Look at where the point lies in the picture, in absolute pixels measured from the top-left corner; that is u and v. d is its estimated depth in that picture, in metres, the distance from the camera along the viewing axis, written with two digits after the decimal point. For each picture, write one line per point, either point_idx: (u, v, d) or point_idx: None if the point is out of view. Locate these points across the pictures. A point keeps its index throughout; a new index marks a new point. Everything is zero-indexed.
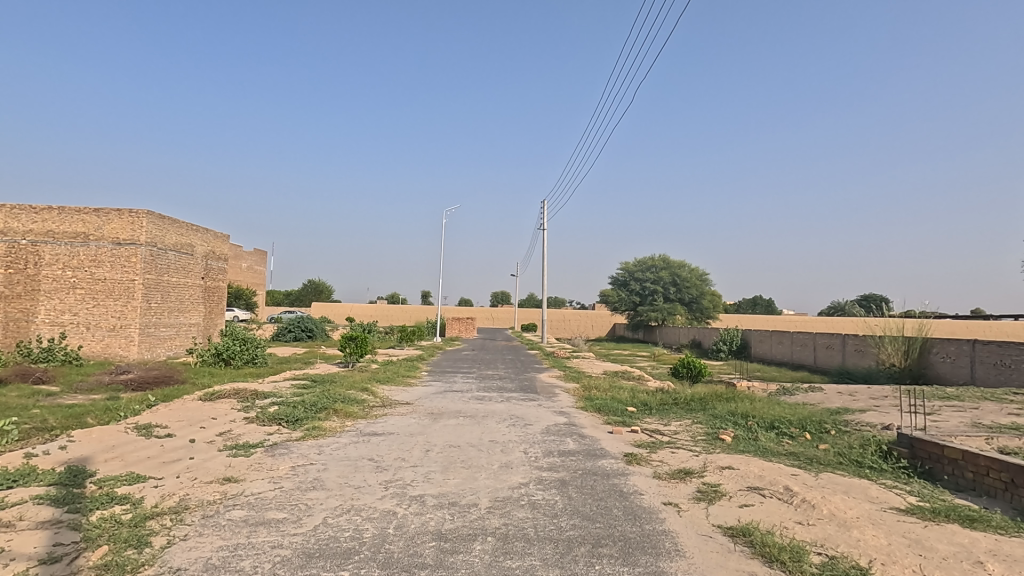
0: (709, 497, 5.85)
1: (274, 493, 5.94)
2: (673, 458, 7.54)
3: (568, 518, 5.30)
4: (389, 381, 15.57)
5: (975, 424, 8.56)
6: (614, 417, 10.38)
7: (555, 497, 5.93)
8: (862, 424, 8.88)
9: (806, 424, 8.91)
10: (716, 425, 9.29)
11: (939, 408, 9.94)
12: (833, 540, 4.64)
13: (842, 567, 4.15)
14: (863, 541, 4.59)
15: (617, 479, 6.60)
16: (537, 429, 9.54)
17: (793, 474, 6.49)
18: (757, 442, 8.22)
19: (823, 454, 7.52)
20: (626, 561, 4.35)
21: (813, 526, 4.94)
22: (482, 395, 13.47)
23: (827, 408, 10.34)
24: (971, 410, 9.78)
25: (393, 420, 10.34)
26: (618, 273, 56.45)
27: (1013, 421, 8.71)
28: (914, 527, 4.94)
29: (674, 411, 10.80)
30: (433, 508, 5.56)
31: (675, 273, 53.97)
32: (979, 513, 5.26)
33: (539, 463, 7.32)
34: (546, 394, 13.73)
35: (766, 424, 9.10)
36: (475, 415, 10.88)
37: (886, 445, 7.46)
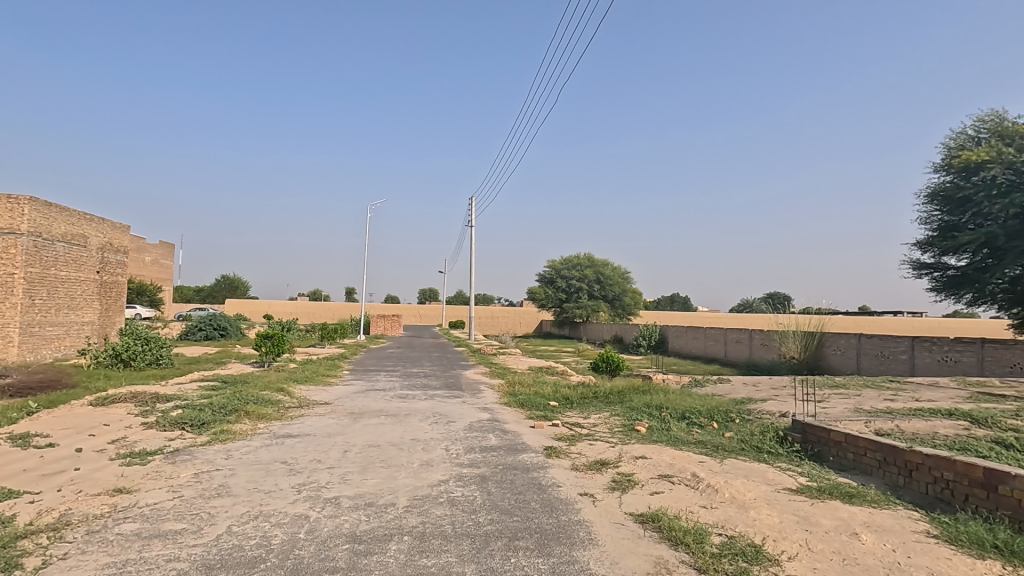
0: (623, 486, 6.09)
1: (172, 503, 5.53)
2: (591, 449, 7.79)
3: (487, 513, 5.33)
4: (309, 381, 15.00)
5: (857, 409, 9.48)
6: (537, 412, 10.57)
7: (474, 493, 5.93)
8: (763, 412, 9.59)
9: (715, 413, 9.48)
10: (632, 417, 9.69)
11: (828, 396, 10.91)
12: (733, 521, 4.97)
13: (739, 545, 4.45)
14: (758, 520, 4.96)
15: (536, 472, 6.72)
16: (461, 426, 9.52)
17: (701, 461, 6.90)
18: (670, 432, 8.64)
19: (727, 441, 8.04)
20: (542, 552, 4.44)
21: (716, 509, 5.27)
22: (406, 393, 13.30)
23: (733, 398, 11.07)
24: (855, 396, 10.79)
25: (311, 421, 9.95)
26: (545, 271, 57.49)
27: (888, 406, 9.72)
28: (802, 505, 5.39)
29: (595, 404, 11.15)
30: (348, 510, 5.40)
31: (600, 271, 55.59)
32: (857, 490, 5.82)
33: (461, 460, 7.29)
34: (471, 391, 13.76)
35: (679, 415, 9.60)
36: (399, 413, 10.71)
37: (782, 431, 8.09)
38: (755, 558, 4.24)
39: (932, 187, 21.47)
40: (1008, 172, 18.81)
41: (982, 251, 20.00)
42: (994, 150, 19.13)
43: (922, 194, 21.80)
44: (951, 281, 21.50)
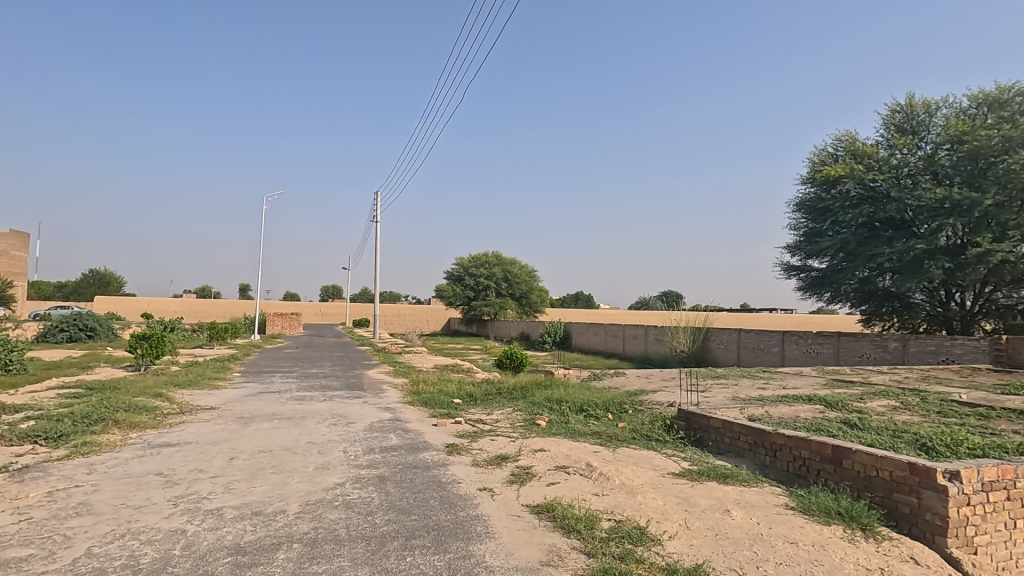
0: (521, 479, 6.23)
1: (16, 526, 4.86)
2: (492, 445, 7.88)
3: (384, 514, 5.23)
4: (193, 384, 13.83)
5: (734, 397, 10.40)
6: (440, 410, 10.53)
7: (372, 494, 5.80)
8: (653, 403, 10.22)
9: (610, 405, 9.97)
10: (534, 412, 9.93)
11: (710, 385, 11.86)
12: (622, 506, 5.27)
13: (626, 529, 4.73)
14: (644, 504, 5.30)
15: (437, 470, 6.70)
16: (360, 427, 9.24)
17: (596, 451, 7.24)
18: (568, 425, 8.97)
19: (620, 431, 8.49)
20: (438, 549, 4.44)
21: (606, 496, 5.56)
22: (303, 395, 12.68)
23: (627, 390, 11.69)
24: (733, 386, 11.83)
25: (193, 428, 9.19)
26: (453, 269, 57.25)
27: (760, 393, 10.75)
28: (684, 487, 5.83)
29: (498, 400, 11.30)
30: (232, 521, 5.06)
31: (508, 270, 56.25)
32: (730, 471, 6.40)
33: (359, 461, 7.08)
34: (373, 390, 13.41)
35: (577, 408, 9.98)
36: (294, 416, 10.19)
37: (669, 420, 8.69)
38: (639, 539, 4.53)
39: (800, 197, 23.97)
40: (859, 187, 21.46)
41: (838, 255, 22.66)
42: (847, 167, 21.73)
43: (792, 203, 24.29)
44: (814, 281, 24.16)
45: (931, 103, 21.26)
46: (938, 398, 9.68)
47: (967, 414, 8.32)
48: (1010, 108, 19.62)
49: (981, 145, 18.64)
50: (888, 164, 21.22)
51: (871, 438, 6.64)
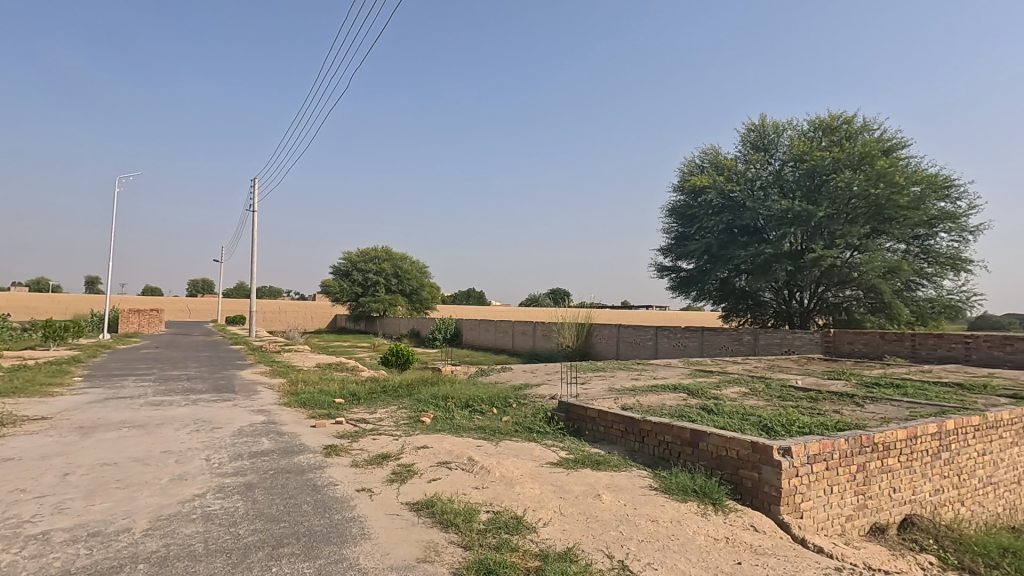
0: (402, 477, 6.13)
1: None
2: (373, 444, 7.67)
3: (250, 523, 4.87)
4: (18, 392, 11.88)
5: (611, 388, 11.05)
6: (319, 410, 10.04)
7: (237, 503, 5.38)
8: (536, 396, 10.55)
9: (495, 400, 10.13)
10: (418, 409, 9.81)
11: (590, 378, 12.51)
12: (500, 497, 5.37)
13: (504, 519, 4.83)
14: (522, 493, 5.45)
15: (312, 473, 6.37)
16: (228, 432, 8.52)
17: (478, 445, 7.32)
18: (452, 420, 8.97)
19: (504, 425, 8.66)
20: (309, 555, 4.23)
21: (486, 488, 5.64)
22: (161, 399, 11.43)
23: (512, 384, 11.96)
24: (610, 377, 12.59)
25: (16, 442, 7.89)
26: (340, 263, 54.76)
27: (633, 384, 11.53)
28: (560, 475, 6.10)
29: (382, 398, 11.02)
30: (62, 545, 4.42)
31: (398, 265, 54.88)
32: (604, 457, 6.79)
33: (224, 469, 6.53)
34: (245, 392, 12.45)
35: (463, 404, 10.02)
36: (148, 423, 9.15)
37: (550, 412, 9.02)
38: (516, 529, 4.65)
39: (672, 204, 26.04)
40: (721, 196, 23.81)
41: (703, 257, 24.93)
42: (711, 178, 24.05)
43: (665, 208, 26.31)
44: (683, 281, 26.36)
45: (779, 125, 24.12)
46: (779, 384, 11.03)
47: (801, 397, 9.58)
48: (839, 134, 22.83)
49: (817, 164, 21.51)
50: (745, 177, 23.75)
51: (724, 421, 7.40)
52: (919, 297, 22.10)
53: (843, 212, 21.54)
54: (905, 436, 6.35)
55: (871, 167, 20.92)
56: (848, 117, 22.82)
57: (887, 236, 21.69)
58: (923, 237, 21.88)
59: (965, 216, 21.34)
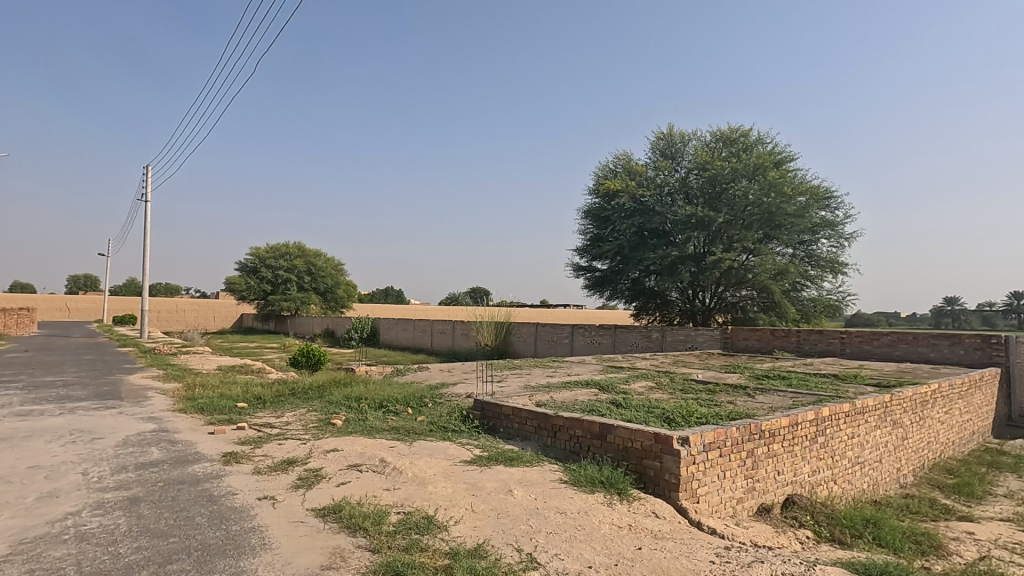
0: (309, 482, 5.87)
1: None
2: (279, 450, 7.30)
3: (133, 541, 4.47)
4: None
5: (526, 385, 11.24)
6: (219, 416, 9.39)
7: (119, 520, 4.91)
8: (452, 395, 10.51)
9: (410, 400, 9.98)
10: (329, 411, 9.46)
11: (506, 375, 12.65)
12: (412, 498, 5.30)
13: (415, 520, 4.77)
14: (434, 493, 5.41)
15: (208, 483, 5.95)
16: (111, 443, 7.76)
17: (391, 446, 7.18)
18: (365, 422, 8.73)
19: (418, 425, 8.56)
20: (201, 571, 3.94)
21: (398, 490, 5.54)
22: (29, 409, 10.16)
23: (429, 384, 11.83)
24: (526, 375, 12.79)
25: None
26: (247, 259, 51.46)
27: (548, 381, 11.79)
28: (473, 473, 6.13)
29: (290, 401, 10.50)
30: None
31: (311, 262, 52.46)
32: (517, 454, 6.90)
33: (105, 484, 5.94)
34: (133, 399, 11.37)
35: (377, 404, 9.78)
36: (13, 436, 8.11)
37: (466, 411, 9.03)
38: (427, 529, 4.60)
39: (587, 206, 26.91)
40: (632, 200, 24.94)
41: (616, 258, 26.00)
42: (624, 182, 25.14)
43: (580, 210, 27.13)
44: (597, 280, 27.29)
45: (685, 135, 25.63)
46: (682, 378, 11.72)
47: (701, 390, 10.25)
48: (737, 145, 24.64)
49: (717, 173, 23.11)
50: (654, 183, 25.03)
51: (631, 414, 7.76)
52: (804, 297, 24.32)
53: (740, 218, 23.29)
54: (787, 423, 6.98)
55: (765, 178, 22.77)
56: (745, 130, 24.68)
57: (778, 241, 23.69)
58: (807, 243, 24.11)
59: (842, 224, 23.78)
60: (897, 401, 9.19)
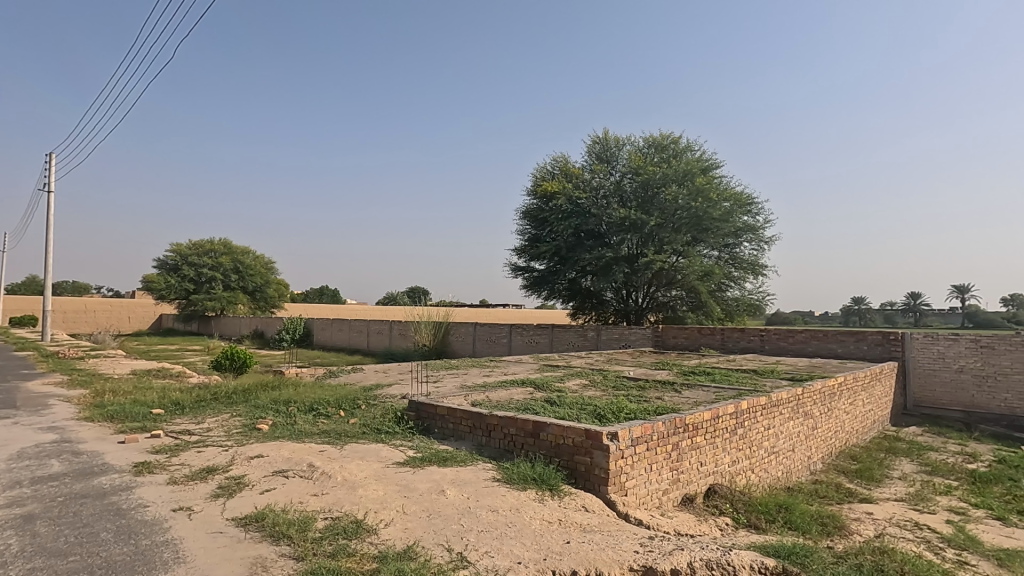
0: (229, 490, 5.59)
1: None
2: (198, 457, 6.91)
3: (25, 562, 4.09)
4: None
5: (463, 385, 11.21)
6: (131, 424, 8.75)
7: (10, 540, 4.49)
8: (387, 396, 10.32)
9: (342, 402, 9.72)
10: (255, 415, 9.04)
11: (443, 375, 12.56)
12: (340, 503, 5.16)
13: (342, 525, 4.65)
14: (364, 496, 5.29)
15: (117, 495, 5.55)
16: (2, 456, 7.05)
17: (321, 450, 6.96)
18: (293, 426, 8.41)
19: (350, 427, 8.35)
20: None
21: (326, 494, 5.38)
22: None
23: (362, 385, 11.56)
24: (463, 375, 12.76)
25: None
26: (167, 256, 48.27)
27: (484, 380, 11.82)
28: (406, 474, 6.04)
29: (212, 406, 9.95)
30: None
31: (238, 260, 49.87)
32: (451, 454, 6.88)
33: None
34: (31, 407, 10.40)
35: (307, 408, 9.45)
36: None
37: (400, 412, 8.90)
38: (354, 533, 4.50)
39: (525, 207, 27.18)
40: (569, 202, 25.44)
41: (554, 259, 26.40)
42: (561, 184, 25.60)
43: (519, 211, 27.35)
44: (535, 280, 27.62)
45: (619, 139, 26.40)
46: (615, 376, 12.07)
47: (632, 386, 10.60)
48: (668, 151, 25.66)
49: (650, 177, 23.97)
50: (590, 185, 25.64)
51: (564, 411, 7.92)
52: (728, 297, 25.66)
53: (670, 222, 24.27)
54: (709, 416, 7.35)
55: (693, 183, 23.85)
56: (675, 137, 25.73)
57: (705, 243, 24.86)
58: (732, 246, 25.46)
59: (762, 229, 25.29)
60: (808, 394, 9.87)
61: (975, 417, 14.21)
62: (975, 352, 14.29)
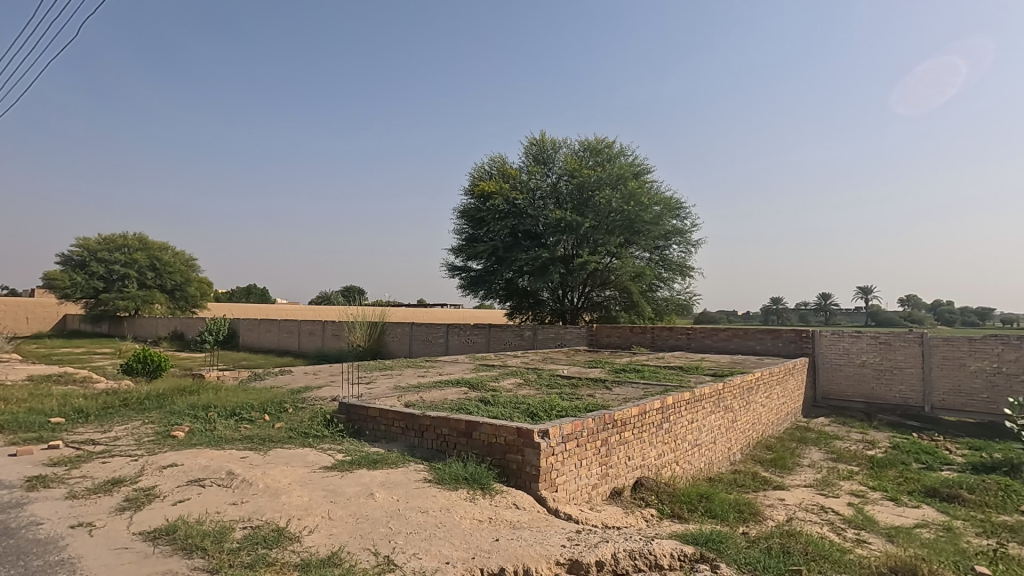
0: (138, 503, 5.22)
1: None
2: (103, 469, 6.40)
3: None
4: None
5: (396, 386, 11.01)
6: (25, 435, 7.97)
7: None
8: (316, 399, 9.97)
9: (267, 406, 9.30)
10: (170, 422, 8.49)
11: (376, 376, 12.29)
12: (261, 511, 4.94)
13: (262, 534, 4.45)
14: (286, 503, 5.09)
15: (5, 513, 5.04)
16: None
17: (242, 457, 6.63)
18: (213, 432, 7.97)
19: (275, 432, 8.01)
20: None
21: (246, 503, 5.13)
22: None
23: (290, 388, 11.11)
24: (397, 376, 12.54)
25: None
26: (72, 251, 44.37)
27: (419, 381, 11.67)
28: (333, 479, 5.87)
29: (121, 413, 9.25)
30: None
31: (155, 256, 46.56)
32: (382, 456, 6.74)
33: None
34: None
35: (228, 413, 8.98)
36: None
37: (329, 415, 8.62)
38: (275, 542, 4.32)
39: (463, 206, 27.10)
40: (506, 203, 25.62)
41: (491, 259, 26.46)
42: (499, 184, 25.72)
43: (456, 210, 27.22)
44: (472, 280, 27.59)
45: (556, 142, 26.84)
46: (549, 374, 12.26)
47: (565, 384, 10.80)
48: (602, 155, 26.35)
49: (585, 180, 24.53)
50: (526, 186, 25.91)
51: (497, 410, 7.95)
52: (659, 297, 26.69)
53: (604, 224, 24.94)
54: (637, 412, 7.61)
55: (626, 187, 24.60)
56: (609, 142, 26.46)
57: (637, 245, 25.71)
58: (662, 248, 26.48)
59: (690, 232, 26.47)
60: (729, 388, 10.44)
61: (875, 408, 15.52)
62: (875, 347, 15.60)
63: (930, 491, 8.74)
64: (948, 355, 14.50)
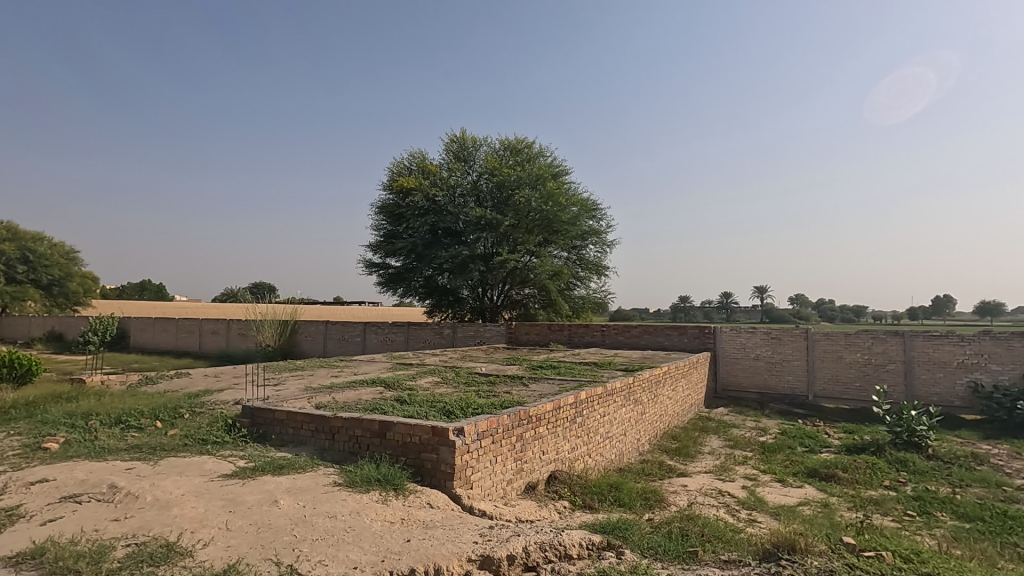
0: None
1: None
2: None
3: None
4: None
5: (306, 387, 10.53)
6: None
7: None
8: (216, 403, 9.32)
9: (160, 412, 8.57)
10: (41, 433, 7.58)
11: (284, 378, 11.69)
12: (148, 526, 4.54)
13: (149, 551, 4.09)
14: (178, 516, 4.72)
15: None
16: None
17: (128, 468, 6.07)
18: (93, 443, 7.21)
19: (168, 440, 7.39)
20: None
21: (130, 518, 4.70)
22: None
23: (186, 392, 10.30)
24: (308, 376, 12.00)
25: None
26: None
27: (331, 381, 11.23)
28: (233, 487, 5.51)
29: None
30: None
31: (28, 248, 40.69)
32: (288, 461, 6.42)
33: None
34: None
35: (112, 421, 8.17)
36: None
37: (231, 419, 8.09)
38: (163, 559, 3.99)
39: (381, 202, 26.43)
40: (426, 199, 25.31)
41: (410, 256, 26.01)
42: (418, 181, 25.35)
43: (374, 205, 26.49)
44: (391, 277, 26.97)
45: (476, 140, 26.82)
46: (467, 372, 12.24)
47: (482, 382, 10.84)
48: (522, 155, 26.68)
49: (504, 179, 24.73)
50: (446, 183, 25.71)
51: (411, 410, 7.82)
52: (576, 295, 27.47)
53: (523, 223, 25.28)
54: (551, 407, 7.78)
55: (544, 187, 25.06)
56: (528, 142, 26.83)
57: (555, 245, 26.30)
58: (579, 248, 27.26)
59: (605, 233, 27.45)
60: (638, 382, 10.94)
61: (767, 397, 16.89)
62: (767, 342, 16.99)
63: (811, 472, 9.66)
64: (828, 349, 16.09)
